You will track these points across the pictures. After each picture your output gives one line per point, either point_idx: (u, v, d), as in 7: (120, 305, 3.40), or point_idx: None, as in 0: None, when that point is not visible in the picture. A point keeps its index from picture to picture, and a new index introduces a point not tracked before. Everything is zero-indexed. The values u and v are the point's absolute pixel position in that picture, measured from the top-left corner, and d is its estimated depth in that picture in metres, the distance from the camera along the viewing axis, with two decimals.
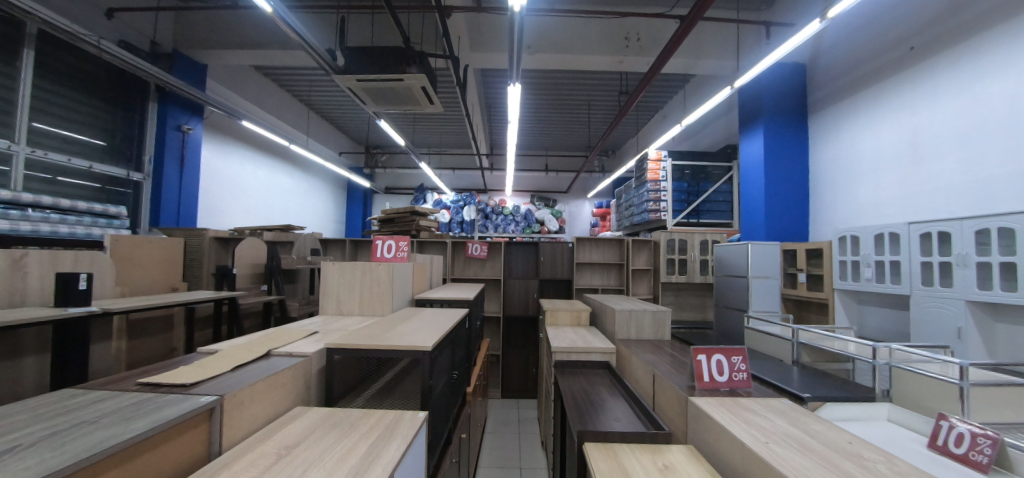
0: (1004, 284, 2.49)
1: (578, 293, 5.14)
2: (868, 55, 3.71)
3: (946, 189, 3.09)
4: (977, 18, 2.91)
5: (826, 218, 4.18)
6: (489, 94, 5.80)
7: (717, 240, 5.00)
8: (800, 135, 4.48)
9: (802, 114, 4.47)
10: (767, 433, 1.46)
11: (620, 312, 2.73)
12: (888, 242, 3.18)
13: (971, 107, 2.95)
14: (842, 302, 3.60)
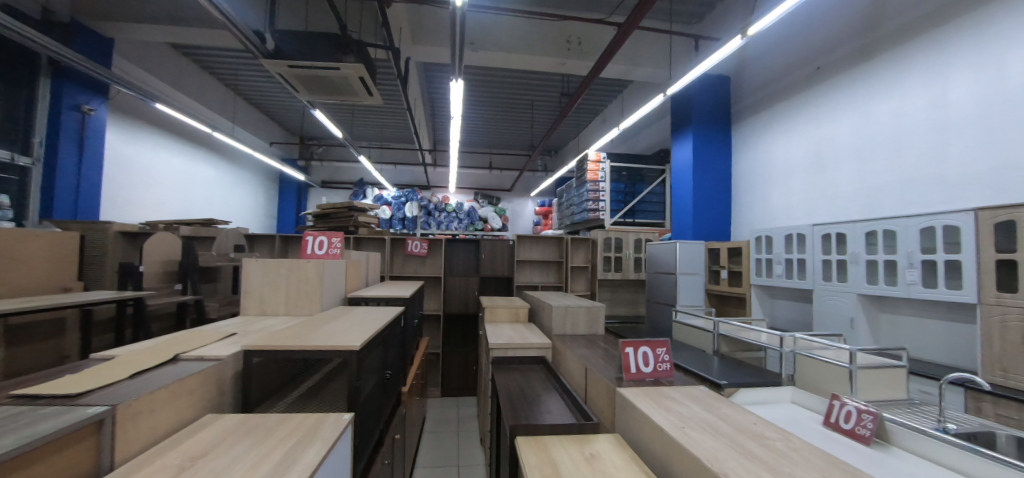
0: (887, 278, 2.83)
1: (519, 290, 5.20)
2: (782, 71, 4.09)
3: (844, 195, 3.48)
4: (869, 44, 3.30)
5: (745, 220, 4.54)
6: (432, 89, 5.69)
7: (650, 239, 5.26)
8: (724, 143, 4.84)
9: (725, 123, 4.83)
10: (684, 419, 1.56)
11: (556, 308, 2.78)
12: (796, 241, 3.50)
13: (863, 123, 3.34)
14: (758, 296, 3.91)
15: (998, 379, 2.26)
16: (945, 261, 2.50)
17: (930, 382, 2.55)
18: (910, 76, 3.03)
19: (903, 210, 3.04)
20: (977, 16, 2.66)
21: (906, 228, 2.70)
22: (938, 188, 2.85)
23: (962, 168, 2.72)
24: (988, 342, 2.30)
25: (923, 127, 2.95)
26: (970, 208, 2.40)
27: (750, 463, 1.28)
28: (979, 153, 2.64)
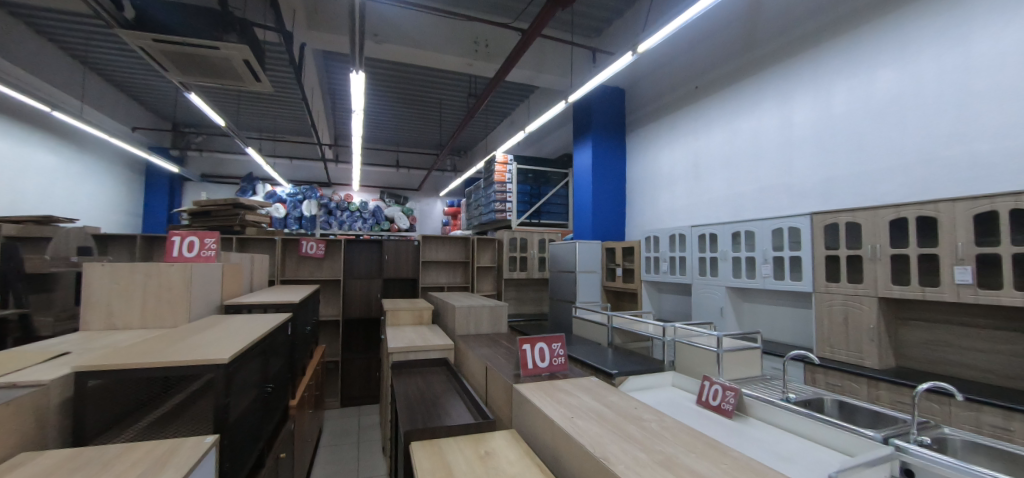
0: (747, 273, 3.28)
1: (424, 292, 5.10)
2: (668, 88, 4.55)
3: (715, 200, 3.97)
4: (735, 69, 3.80)
5: (637, 221, 4.96)
6: (332, 80, 5.34)
7: (553, 239, 5.49)
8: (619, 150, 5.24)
9: (620, 132, 5.23)
10: (573, 409, 1.64)
11: (459, 308, 2.77)
12: (677, 241, 3.90)
13: (730, 138, 3.85)
14: (647, 291, 4.28)
15: (827, 352, 2.75)
16: (789, 257, 2.97)
17: (777, 359, 3.02)
18: (766, 100, 3.54)
19: (759, 213, 3.56)
20: (812, 54, 3.21)
21: (760, 230, 3.15)
22: (784, 196, 3.37)
23: (802, 180, 3.25)
24: (820, 323, 2.78)
25: (775, 144, 3.47)
26: (806, 213, 2.88)
27: (628, 444, 1.38)
28: (814, 167, 3.18)
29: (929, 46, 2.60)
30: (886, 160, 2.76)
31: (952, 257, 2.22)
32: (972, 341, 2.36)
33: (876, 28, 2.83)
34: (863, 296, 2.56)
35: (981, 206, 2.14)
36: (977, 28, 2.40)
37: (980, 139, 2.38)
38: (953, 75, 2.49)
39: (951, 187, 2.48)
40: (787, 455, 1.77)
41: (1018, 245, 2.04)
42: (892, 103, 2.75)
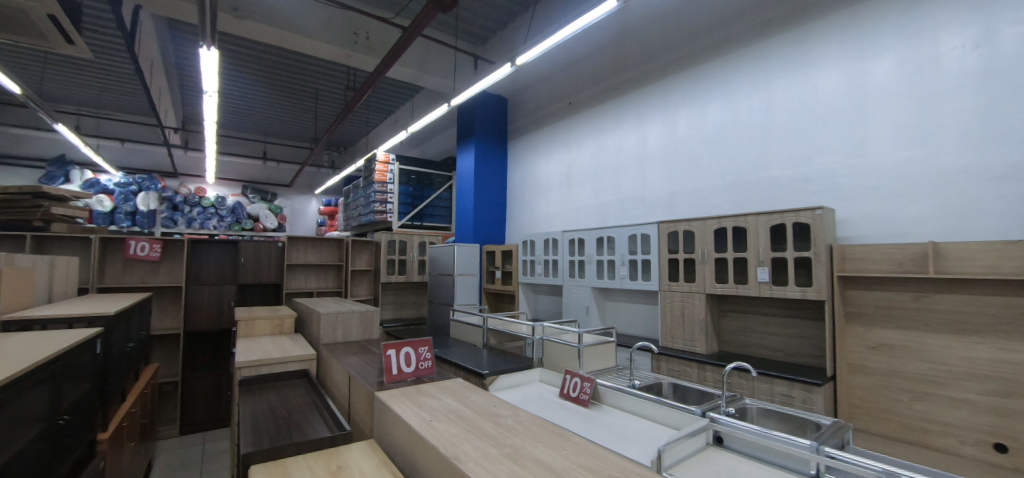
0: (606, 274, 3.65)
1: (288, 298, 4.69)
2: (546, 101, 4.86)
3: (585, 208, 4.34)
4: (602, 90, 4.22)
5: (517, 226, 5.19)
6: (180, 53, 4.60)
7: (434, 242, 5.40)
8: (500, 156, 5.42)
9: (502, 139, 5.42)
10: (433, 413, 1.63)
11: (325, 315, 2.58)
12: (550, 245, 4.17)
13: (596, 152, 4.26)
14: (524, 293, 4.50)
15: (668, 342, 3.16)
16: (640, 260, 3.38)
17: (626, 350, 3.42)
18: (627, 120, 3.99)
19: (619, 220, 3.99)
20: (661, 84, 3.71)
21: (619, 236, 3.52)
22: (639, 206, 3.83)
23: (652, 193, 3.73)
24: (664, 317, 3.20)
25: (633, 160, 3.92)
26: (654, 222, 3.30)
27: (482, 442, 1.43)
28: (661, 183, 3.67)
29: (743, 88, 3.19)
30: (713, 179, 3.32)
31: (754, 259, 2.74)
32: (768, 327, 2.94)
33: (708, 69, 3.39)
34: (695, 293, 3.02)
35: (774, 219, 2.68)
36: (774, 78, 3.03)
37: (775, 167, 2.99)
38: (759, 114, 3.10)
39: (755, 204, 3.07)
40: (629, 435, 2.00)
41: (796, 251, 2.60)
42: (718, 133, 3.31)
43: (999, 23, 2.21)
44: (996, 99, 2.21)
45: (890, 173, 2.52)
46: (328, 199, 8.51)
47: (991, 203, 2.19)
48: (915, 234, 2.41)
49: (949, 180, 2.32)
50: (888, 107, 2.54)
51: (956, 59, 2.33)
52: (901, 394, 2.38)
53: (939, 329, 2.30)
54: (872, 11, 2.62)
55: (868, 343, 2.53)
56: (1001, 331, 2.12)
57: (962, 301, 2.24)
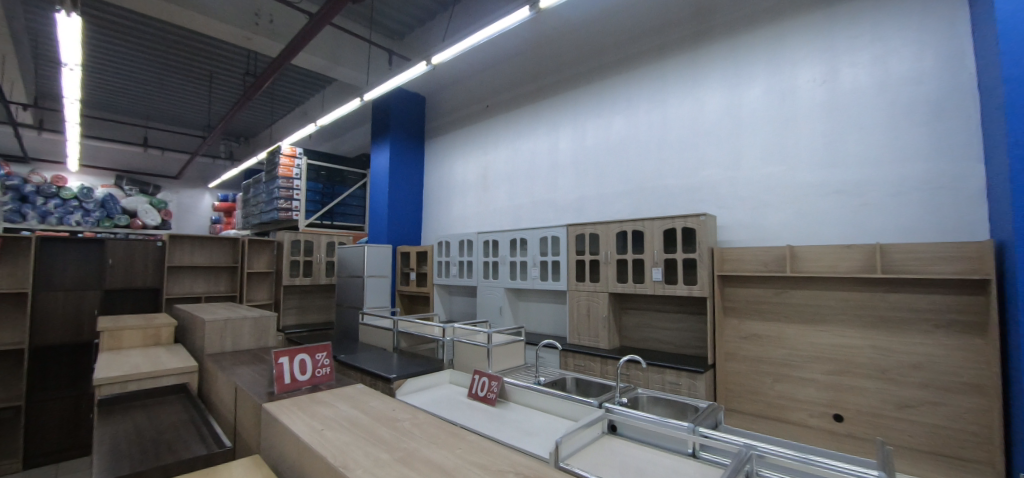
0: (518, 275, 3.76)
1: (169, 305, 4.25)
2: (463, 103, 4.88)
3: (500, 210, 4.42)
4: (518, 96, 4.34)
5: (433, 226, 5.14)
6: (30, 16, 3.89)
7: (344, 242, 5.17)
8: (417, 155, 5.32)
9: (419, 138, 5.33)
10: (326, 422, 1.57)
11: (211, 323, 2.34)
12: (465, 246, 4.18)
13: (512, 156, 4.36)
14: (439, 294, 4.48)
15: (575, 339, 3.33)
16: (549, 262, 3.52)
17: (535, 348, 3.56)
18: (540, 126, 4.14)
19: (531, 222, 4.13)
20: (571, 93, 3.91)
21: (531, 238, 3.65)
22: (549, 209, 4.00)
23: (562, 198, 3.91)
24: (572, 315, 3.37)
25: (546, 165, 4.07)
26: (563, 225, 3.45)
27: (374, 447, 1.40)
28: (571, 188, 3.86)
29: (643, 104, 3.47)
30: (616, 186, 3.56)
31: (650, 261, 2.98)
32: (662, 322, 3.23)
33: (614, 84, 3.64)
34: (599, 292, 3.22)
35: (666, 224, 2.94)
36: (668, 97, 3.34)
37: (668, 177, 3.29)
38: (656, 128, 3.39)
39: (650, 210, 3.36)
40: (532, 430, 2.08)
41: (684, 253, 2.88)
42: (620, 143, 3.57)
43: (840, 64, 2.65)
44: (836, 126, 2.65)
45: (758, 186, 2.90)
46: (223, 195, 7.82)
47: (832, 213, 2.62)
48: (776, 239, 2.80)
49: (803, 193, 2.73)
50: (759, 128, 2.92)
51: (810, 92, 2.75)
52: (764, 377, 2.75)
53: (792, 320, 2.70)
54: (747, 44, 3.00)
55: (741, 333, 2.87)
56: (835, 320, 2.55)
57: (809, 295, 2.65)
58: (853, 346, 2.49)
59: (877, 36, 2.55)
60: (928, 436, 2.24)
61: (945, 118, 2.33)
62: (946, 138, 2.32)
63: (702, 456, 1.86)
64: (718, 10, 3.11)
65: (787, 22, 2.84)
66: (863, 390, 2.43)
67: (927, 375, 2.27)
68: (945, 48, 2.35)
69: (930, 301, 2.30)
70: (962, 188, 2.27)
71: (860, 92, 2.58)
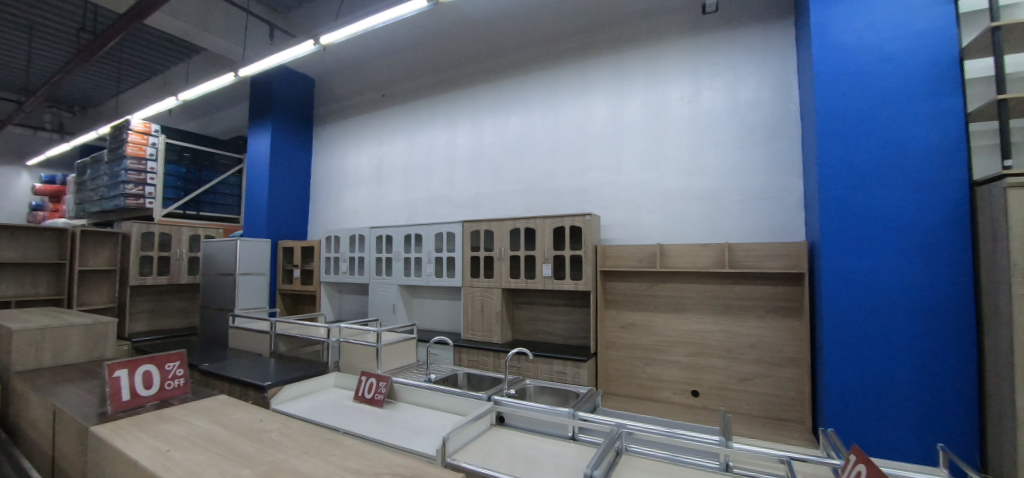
0: (413, 271, 3.68)
1: None
2: (357, 91, 4.64)
3: (395, 204, 4.27)
4: (416, 89, 4.23)
5: (322, 220, 4.79)
6: None
7: (211, 235, 4.71)
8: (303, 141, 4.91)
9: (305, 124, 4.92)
10: (175, 441, 1.38)
11: (20, 333, 1.89)
12: (356, 241, 3.98)
13: (409, 149, 4.24)
14: (327, 293, 4.22)
15: (469, 334, 3.38)
16: (444, 258, 3.51)
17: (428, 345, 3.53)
18: (438, 120, 4.09)
19: (427, 218, 4.07)
20: (471, 90, 3.92)
21: (426, 233, 3.59)
22: (446, 205, 3.97)
23: (459, 194, 3.91)
24: (466, 311, 3.40)
25: (443, 161, 4.03)
26: (459, 221, 3.46)
27: (233, 464, 1.27)
28: (468, 184, 3.87)
29: (537, 107, 3.61)
30: (512, 184, 3.67)
31: (541, 257, 3.12)
32: (551, 315, 3.42)
33: (511, 84, 3.73)
34: (492, 288, 3.30)
35: (556, 222, 3.10)
36: (561, 102, 3.52)
37: (559, 177, 3.48)
38: (549, 131, 3.55)
39: (542, 209, 3.52)
40: (420, 428, 2.06)
41: (571, 250, 3.07)
42: (517, 142, 3.68)
43: (702, 86, 3.04)
44: (699, 140, 3.03)
45: (636, 189, 3.20)
46: (48, 175, 6.44)
47: (692, 216, 3.01)
48: (648, 238, 3.13)
49: (671, 198, 3.08)
50: (636, 137, 3.23)
51: (679, 108, 3.10)
52: (637, 362, 3.06)
53: (660, 309, 3.03)
54: (628, 60, 3.28)
55: (619, 323, 3.14)
56: (693, 309, 2.94)
57: (673, 288, 3.00)
58: (706, 330, 2.89)
59: (730, 66, 2.98)
60: (760, 403, 2.71)
61: (776, 139, 2.82)
62: (777, 157, 2.80)
63: (581, 438, 2.02)
64: (605, 26, 3.36)
65: (662, 44, 3.18)
66: (715, 368, 2.84)
67: (760, 352, 2.74)
68: (778, 81, 2.84)
69: (762, 291, 2.76)
70: (787, 198, 2.76)
71: (716, 112, 2.99)
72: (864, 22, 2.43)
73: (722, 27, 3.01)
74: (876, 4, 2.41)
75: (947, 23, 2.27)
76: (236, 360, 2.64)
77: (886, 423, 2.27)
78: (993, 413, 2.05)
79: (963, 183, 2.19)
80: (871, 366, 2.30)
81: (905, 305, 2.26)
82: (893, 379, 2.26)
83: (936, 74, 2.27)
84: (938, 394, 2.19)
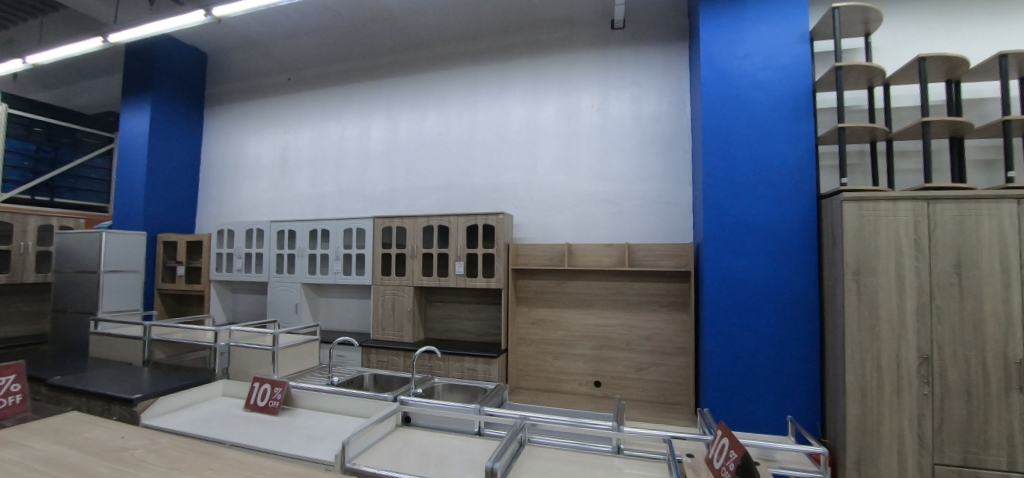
0: (320, 268, 3.49)
1: None
2: (259, 72, 4.29)
3: (301, 196, 4.01)
4: (328, 75, 4.01)
5: (213, 211, 4.34)
6: None
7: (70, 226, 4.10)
8: (190, 122, 4.39)
9: (195, 103, 4.41)
10: (4, 469, 1.19)
11: None
12: (255, 236, 3.69)
13: (318, 138, 4.01)
14: (218, 292, 3.85)
15: (379, 334, 3.29)
16: (354, 255, 3.38)
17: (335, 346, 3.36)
18: (351, 111, 3.91)
19: (336, 212, 3.87)
20: (387, 82, 3.81)
21: (334, 229, 3.43)
22: (357, 199, 3.81)
23: (371, 188, 3.78)
24: (376, 310, 3.30)
25: (355, 153, 3.86)
26: (370, 217, 3.34)
27: None
28: (381, 179, 3.75)
29: (454, 104, 3.61)
30: (427, 181, 3.62)
31: (454, 255, 3.13)
32: (464, 313, 3.44)
33: (429, 80, 3.69)
34: (404, 286, 3.24)
35: (470, 220, 3.13)
36: (479, 101, 3.55)
37: (475, 176, 3.51)
38: (465, 130, 3.56)
39: (457, 207, 3.52)
40: (321, 433, 1.97)
41: (484, 248, 3.12)
42: (433, 139, 3.64)
43: (609, 96, 3.25)
44: (606, 147, 3.24)
45: (548, 190, 3.33)
46: None
47: (598, 217, 3.21)
48: (557, 238, 3.29)
49: (580, 201, 3.26)
50: (549, 141, 3.36)
51: (589, 115, 3.29)
52: (546, 356, 3.20)
53: (567, 306, 3.20)
54: (543, 65, 3.40)
55: (530, 319, 3.26)
56: (597, 304, 3.14)
57: (580, 285, 3.18)
58: (609, 324, 3.10)
59: (634, 79, 3.21)
60: (653, 389, 2.98)
61: (671, 150, 3.11)
62: (671, 166, 3.10)
63: (487, 432, 2.06)
64: (522, 30, 3.46)
65: (574, 54, 3.34)
66: (615, 359, 3.07)
67: (654, 343, 3.01)
68: (674, 98, 3.13)
69: (656, 288, 3.03)
70: (678, 204, 3.06)
71: (621, 122, 3.22)
72: (742, 51, 2.76)
73: (628, 43, 3.24)
74: (750, 36, 2.76)
75: (804, 60, 2.67)
76: (98, 371, 2.32)
77: (751, 402, 2.62)
78: (830, 388, 2.47)
79: (812, 196, 2.59)
80: (741, 353, 2.64)
81: (766, 300, 2.63)
82: (757, 363, 2.62)
83: (795, 102, 2.66)
84: (791, 375, 2.58)
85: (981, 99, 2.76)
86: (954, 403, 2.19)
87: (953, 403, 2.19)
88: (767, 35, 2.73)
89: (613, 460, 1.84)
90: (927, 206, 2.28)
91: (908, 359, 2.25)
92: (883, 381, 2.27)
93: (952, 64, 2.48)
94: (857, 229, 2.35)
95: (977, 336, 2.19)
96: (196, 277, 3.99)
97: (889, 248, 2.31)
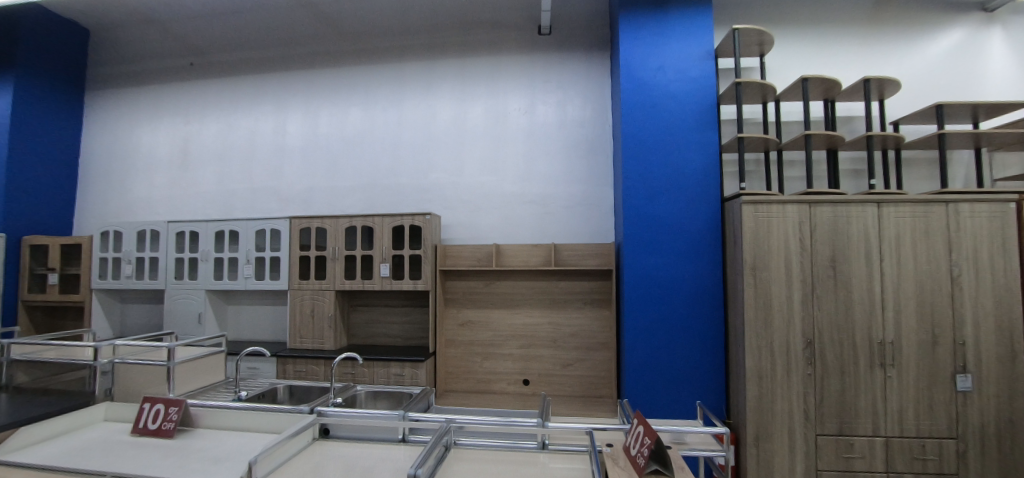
0: (229, 273, 3.21)
1: None
2: (156, 56, 3.86)
3: (206, 195, 3.65)
4: (240, 63, 3.71)
5: (96, 211, 3.82)
6: None
7: None
8: (66, 108, 3.82)
9: (72, 87, 3.86)
10: None
11: None
12: (148, 238, 3.29)
13: (226, 131, 3.67)
14: (101, 303, 3.41)
15: (297, 343, 3.09)
16: (268, 258, 3.14)
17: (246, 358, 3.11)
18: (265, 103, 3.64)
19: (247, 212, 3.57)
20: (306, 74, 3.60)
21: (244, 230, 3.17)
22: (272, 198, 3.55)
23: (288, 187, 3.54)
24: (293, 317, 3.10)
25: (269, 149, 3.59)
26: (286, 217, 3.13)
27: None
28: (299, 176, 3.53)
29: (380, 101, 3.49)
30: (350, 179, 3.47)
31: (379, 257, 3.02)
32: (390, 316, 3.34)
33: (353, 74, 3.54)
34: (325, 291, 3.08)
35: (395, 221, 3.04)
36: (406, 98, 3.46)
37: (401, 176, 3.42)
38: (392, 128, 3.46)
39: (383, 207, 3.41)
40: (226, 452, 1.81)
41: (411, 249, 3.04)
42: (356, 136, 3.49)
43: (536, 100, 3.32)
44: (532, 149, 3.30)
45: (476, 191, 3.34)
46: None
47: (525, 219, 3.27)
48: (486, 239, 3.30)
49: (508, 202, 3.30)
50: (477, 141, 3.37)
51: (517, 118, 3.33)
52: (475, 357, 3.21)
53: (496, 306, 3.22)
54: (471, 66, 3.41)
55: (459, 321, 3.24)
56: (525, 304, 3.20)
57: (508, 285, 3.22)
58: (536, 323, 3.18)
59: (560, 84, 3.32)
60: (577, 384, 3.11)
61: (593, 154, 3.25)
62: (592, 170, 3.24)
63: (411, 439, 2.02)
64: (451, 30, 3.44)
65: (502, 56, 3.38)
66: (542, 357, 3.15)
67: (579, 340, 3.13)
68: (597, 105, 3.27)
69: (581, 286, 3.16)
70: (600, 206, 3.21)
71: (547, 125, 3.30)
72: (656, 64, 2.95)
73: (554, 49, 3.34)
74: (664, 50, 2.96)
75: (709, 74, 2.92)
76: None
77: (665, 390, 2.81)
78: (732, 373, 2.72)
79: (716, 200, 2.85)
80: (656, 345, 2.83)
81: (678, 295, 2.83)
82: (670, 354, 2.82)
83: (701, 113, 2.90)
84: (698, 364, 2.81)
85: (850, 117, 3.20)
86: (831, 380, 2.52)
87: (829, 380, 2.52)
88: (678, 51, 2.94)
89: (538, 456, 1.89)
90: (809, 209, 2.59)
91: (795, 344, 2.55)
92: (775, 364, 2.55)
93: (828, 85, 2.84)
94: (753, 229, 2.61)
95: (847, 321, 2.54)
96: (73, 287, 3.49)
97: (778, 247, 2.59)
